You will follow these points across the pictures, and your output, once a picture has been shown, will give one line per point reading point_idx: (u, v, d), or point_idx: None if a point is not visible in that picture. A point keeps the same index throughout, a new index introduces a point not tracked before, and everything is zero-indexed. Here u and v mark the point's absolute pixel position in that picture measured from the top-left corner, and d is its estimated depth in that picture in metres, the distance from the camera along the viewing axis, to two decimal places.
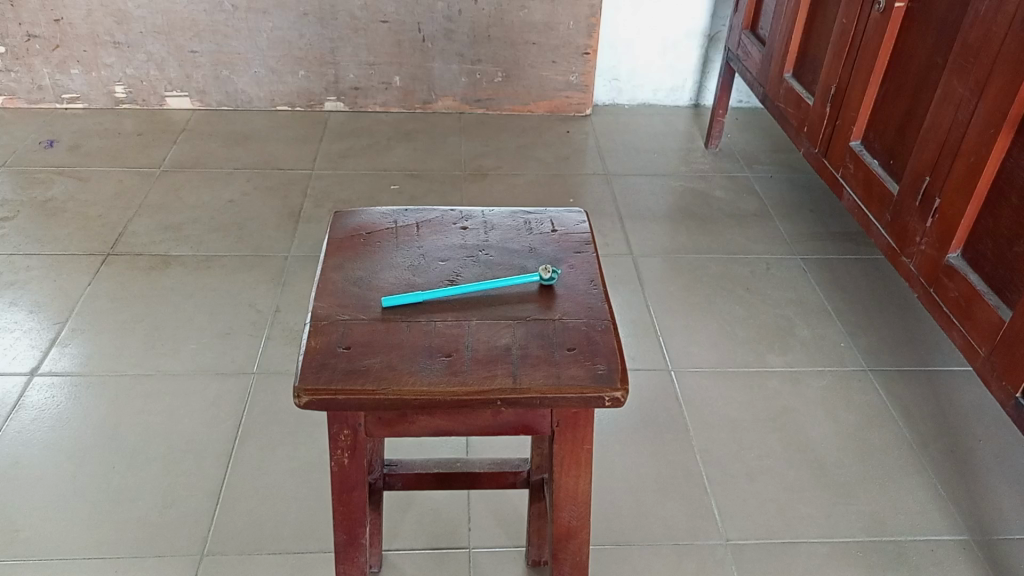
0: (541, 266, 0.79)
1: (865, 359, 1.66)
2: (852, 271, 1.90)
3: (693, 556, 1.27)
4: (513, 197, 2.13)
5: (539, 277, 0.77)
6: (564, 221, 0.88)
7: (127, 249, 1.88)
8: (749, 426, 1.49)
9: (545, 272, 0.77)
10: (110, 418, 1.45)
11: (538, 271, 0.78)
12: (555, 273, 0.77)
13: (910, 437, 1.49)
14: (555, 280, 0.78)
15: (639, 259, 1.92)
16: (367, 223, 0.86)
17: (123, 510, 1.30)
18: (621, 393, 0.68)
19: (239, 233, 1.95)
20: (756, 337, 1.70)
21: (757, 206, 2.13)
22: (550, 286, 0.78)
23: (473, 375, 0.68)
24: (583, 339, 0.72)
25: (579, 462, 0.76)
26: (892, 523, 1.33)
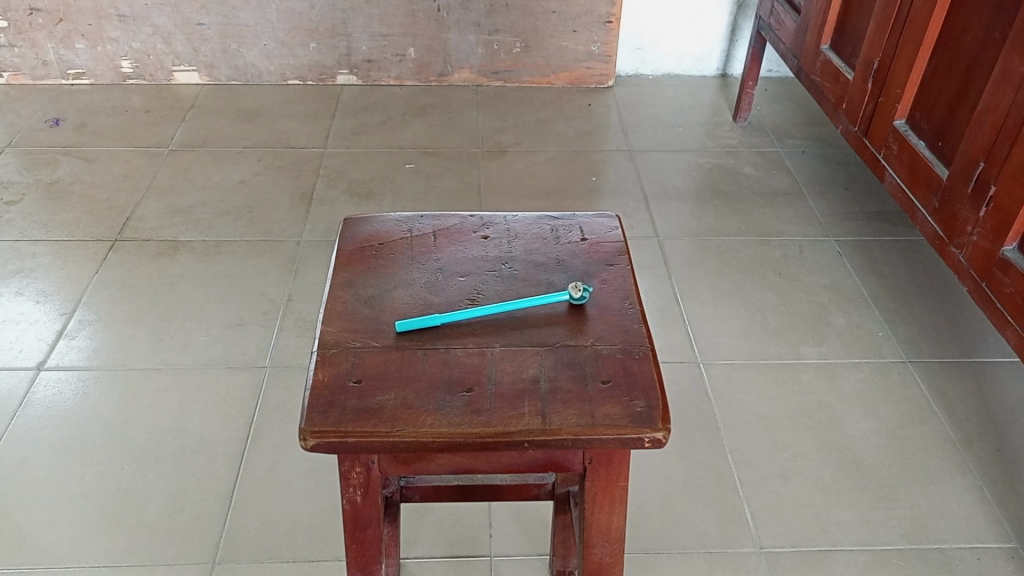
0: (571, 283, 0.72)
1: (904, 350, 1.58)
2: (890, 254, 1.81)
3: (725, 565, 1.21)
4: (534, 176, 2.05)
5: (568, 296, 0.70)
6: (595, 227, 0.81)
7: (134, 234, 1.82)
8: (783, 423, 1.42)
9: (575, 291, 0.70)
10: (118, 415, 1.40)
11: (567, 288, 0.71)
12: (586, 292, 0.70)
13: (953, 435, 1.41)
14: (586, 300, 0.70)
15: (666, 242, 1.84)
16: (379, 232, 0.79)
17: (133, 514, 1.25)
18: (662, 434, 0.61)
19: (250, 216, 1.88)
20: (789, 326, 1.62)
21: (788, 184, 2.04)
22: (580, 306, 0.70)
23: (497, 415, 0.61)
24: (619, 369, 0.65)
25: (613, 498, 0.70)
26: (935, 529, 1.27)
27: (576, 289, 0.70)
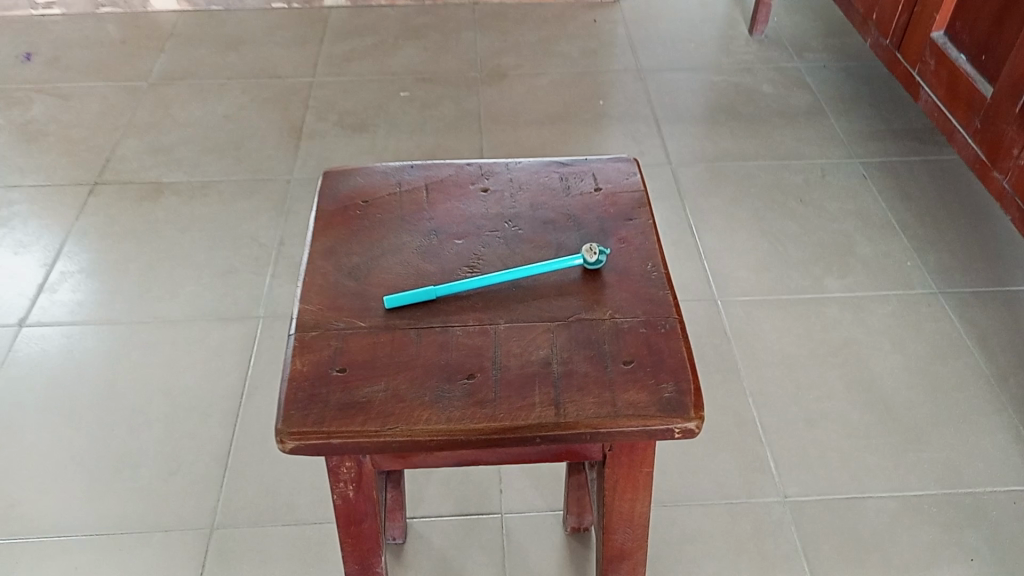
0: (585, 244, 0.63)
1: (934, 279, 1.49)
2: (919, 176, 1.70)
3: (748, 516, 1.15)
4: (537, 101, 1.92)
5: (582, 260, 0.61)
6: (610, 173, 0.71)
7: (115, 176, 1.72)
8: (807, 363, 1.35)
9: (590, 254, 0.61)
10: (106, 373, 1.33)
11: (580, 251, 0.62)
12: (602, 254, 0.61)
13: (987, 371, 1.33)
14: (602, 263, 0.62)
15: (679, 169, 1.72)
16: (365, 187, 0.70)
17: (127, 479, 1.19)
18: (695, 424, 0.53)
19: (238, 153, 1.78)
20: (811, 258, 1.53)
21: (809, 102, 1.91)
22: (596, 270, 0.61)
23: (504, 407, 0.53)
24: (643, 347, 0.56)
25: (636, 485, 0.63)
26: (968, 472, 1.20)
27: (591, 253, 0.61)
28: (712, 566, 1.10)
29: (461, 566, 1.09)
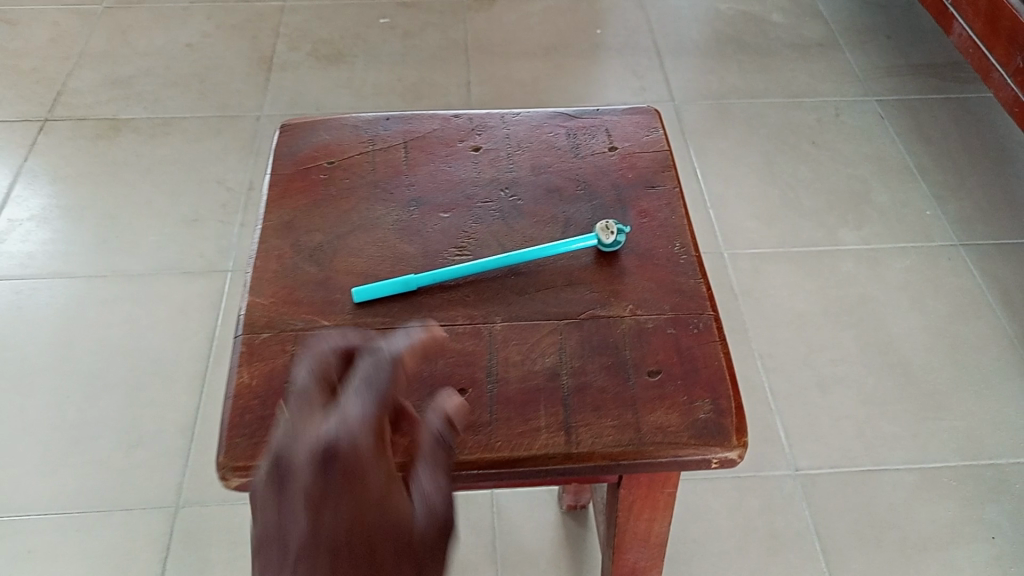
0: (601, 221, 0.60)
1: (955, 230, 1.38)
2: (940, 115, 1.58)
3: (757, 492, 1.07)
4: (529, 30, 1.77)
5: (596, 240, 0.58)
6: (628, 129, 0.69)
7: (68, 112, 1.57)
8: (821, 322, 1.25)
9: (606, 234, 0.58)
10: (59, 333, 1.22)
11: (595, 229, 0.59)
12: (619, 235, 0.59)
13: (1011, 331, 1.24)
14: (620, 243, 0.59)
15: (682, 106, 1.59)
16: (331, 143, 0.67)
17: (83, 451, 1.10)
18: (737, 454, 0.49)
19: (202, 86, 1.63)
20: (825, 205, 1.42)
21: (822, 33, 1.77)
22: (611, 251, 0.59)
23: (502, 433, 0.49)
24: (670, 353, 0.53)
25: (657, 506, 0.54)
26: (991, 442, 1.12)
27: (607, 233, 0.58)
28: (719, 546, 1.02)
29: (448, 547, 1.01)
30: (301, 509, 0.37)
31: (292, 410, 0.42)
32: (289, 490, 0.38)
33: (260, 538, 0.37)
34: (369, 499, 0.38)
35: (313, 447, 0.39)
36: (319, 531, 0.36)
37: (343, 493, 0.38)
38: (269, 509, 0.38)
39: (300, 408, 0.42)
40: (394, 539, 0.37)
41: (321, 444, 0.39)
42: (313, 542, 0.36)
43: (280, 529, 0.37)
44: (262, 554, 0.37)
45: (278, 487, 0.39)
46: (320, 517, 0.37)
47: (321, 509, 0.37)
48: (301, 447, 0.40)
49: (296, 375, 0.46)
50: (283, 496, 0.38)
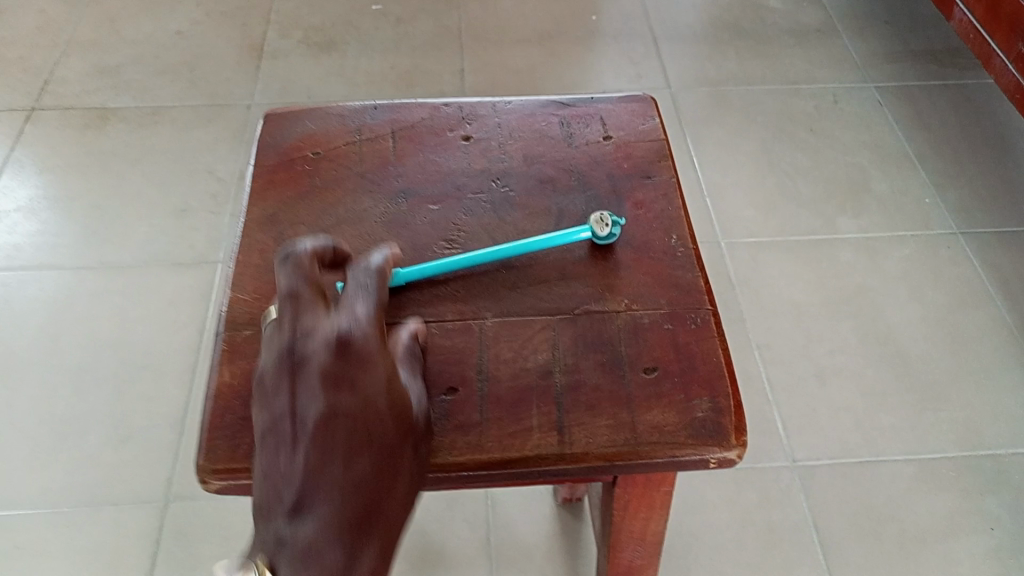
0: (595, 212, 0.58)
1: (954, 219, 1.37)
2: (939, 102, 1.56)
3: (754, 484, 1.06)
4: (524, 16, 1.75)
5: (590, 233, 0.57)
6: (622, 118, 0.67)
7: (55, 101, 1.54)
8: (818, 312, 1.24)
9: (600, 227, 0.57)
10: (47, 326, 1.20)
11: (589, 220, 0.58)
12: (614, 228, 0.57)
13: (1010, 321, 1.23)
14: (614, 236, 0.57)
15: (679, 94, 1.57)
16: (317, 133, 0.65)
17: (71, 446, 1.08)
18: (735, 454, 0.47)
19: (191, 75, 1.60)
20: (823, 194, 1.40)
21: (820, 19, 1.75)
22: (606, 243, 0.57)
23: (492, 434, 0.48)
24: (667, 350, 0.51)
25: (653, 505, 0.53)
26: (990, 433, 1.11)
27: (602, 226, 0.57)
28: (716, 540, 1.01)
29: (443, 542, 1.00)
30: (318, 392, 0.43)
31: (293, 299, 0.46)
32: (305, 376, 0.44)
33: (275, 409, 0.44)
34: (375, 389, 0.45)
35: (326, 340, 0.44)
36: (336, 413, 0.43)
37: (355, 383, 0.44)
38: (283, 383, 0.44)
39: (302, 298, 0.46)
40: (397, 422, 0.45)
41: (335, 338, 0.44)
42: (329, 420, 0.43)
43: (296, 406, 0.43)
44: (280, 422, 0.43)
45: (293, 370, 0.44)
46: (337, 400, 0.43)
47: (335, 394, 0.43)
48: (314, 340, 0.45)
49: (280, 267, 0.49)
50: (298, 377, 0.44)
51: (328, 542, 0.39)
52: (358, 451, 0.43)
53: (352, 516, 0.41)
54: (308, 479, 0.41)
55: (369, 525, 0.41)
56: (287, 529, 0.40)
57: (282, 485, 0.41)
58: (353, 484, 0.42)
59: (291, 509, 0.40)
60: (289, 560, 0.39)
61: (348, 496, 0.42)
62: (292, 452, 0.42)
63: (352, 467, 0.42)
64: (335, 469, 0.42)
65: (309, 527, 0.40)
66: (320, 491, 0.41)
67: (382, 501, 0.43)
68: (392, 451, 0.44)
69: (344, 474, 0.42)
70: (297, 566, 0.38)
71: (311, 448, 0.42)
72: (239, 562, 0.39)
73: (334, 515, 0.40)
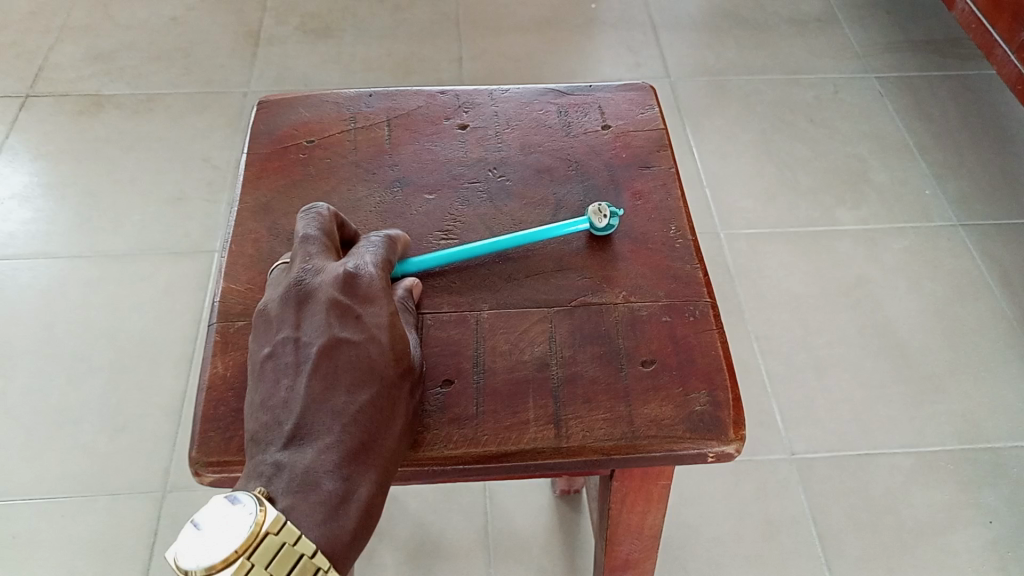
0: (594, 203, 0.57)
1: (953, 210, 1.37)
2: (939, 93, 1.55)
3: (752, 476, 1.06)
4: (522, 4, 1.73)
5: (588, 224, 0.56)
6: (621, 107, 0.66)
7: (49, 87, 1.53)
8: (817, 303, 1.23)
9: (597, 219, 0.56)
10: (42, 314, 1.20)
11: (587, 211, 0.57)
12: (612, 218, 0.56)
13: (1009, 313, 1.23)
14: (612, 227, 0.57)
15: (678, 83, 1.56)
16: (312, 121, 0.64)
17: (66, 436, 1.07)
18: (733, 447, 0.47)
19: (187, 61, 1.59)
20: (823, 184, 1.40)
21: (821, 8, 1.74)
22: (604, 235, 0.56)
23: (488, 426, 0.47)
24: (665, 343, 0.51)
25: (650, 499, 0.53)
26: (988, 425, 1.11)
27: (599, 217, 0.56)
28: (713, 531, 1.01)
29: (439, 533, 0.99)
30: (324, 323, 0.47)
31: (305, 247, 0.51)
32: (311, 312, 0.48)
33: (281, 339, 0.47)
34: (377, 325, 0.48)
35: (334, 277, 0.49)
36: (338, 345, 0.46)
37: (358, 317, 0.48)
38: (290, 316, 0.48)
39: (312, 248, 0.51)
40: (398, 359, 0.47)
41: (341, 277, 0.49)
42: (331, 353, 0.46)
43: (302, 338, 0.47)
44: (286, 354, 0.46)
45: (300, 303, 0.48)
46: (340, 333, 0.47)
47: (340, 327, 0.47)
48: (323, 277, 0.49)
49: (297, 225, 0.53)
50: (305, 310, 0.48)
51: (324, 467, 0.42)
52: (358, 383, 0.45)
53: (350, 445, 0.43)
54: (309, 404, 0.44)
55: (367, 455, 0.43)
56: (285, 455, 0.42)
57: (284, 414, 0.44)
58: (352, 413, 0.44)
59: (292, 438, 0.43)
60: (286, 484, 0.41)
61: (347, 426, 0.44)
62: (294, 381, 0.45)
63: (352, 397, 0.45)
64: (334, 399, 0.44)
65: (309, 452, 0.42)
66: (319, 417, 0.44)
67: (380, 434, 0.44)
68: (392, 387, 0.46)
69: (344, 403, 0.44)
70: (295, 488, 0.41)
71: (313, 378, 0.45)
72: (239, 488, 0.41)
73: (332, 443, 0.43)
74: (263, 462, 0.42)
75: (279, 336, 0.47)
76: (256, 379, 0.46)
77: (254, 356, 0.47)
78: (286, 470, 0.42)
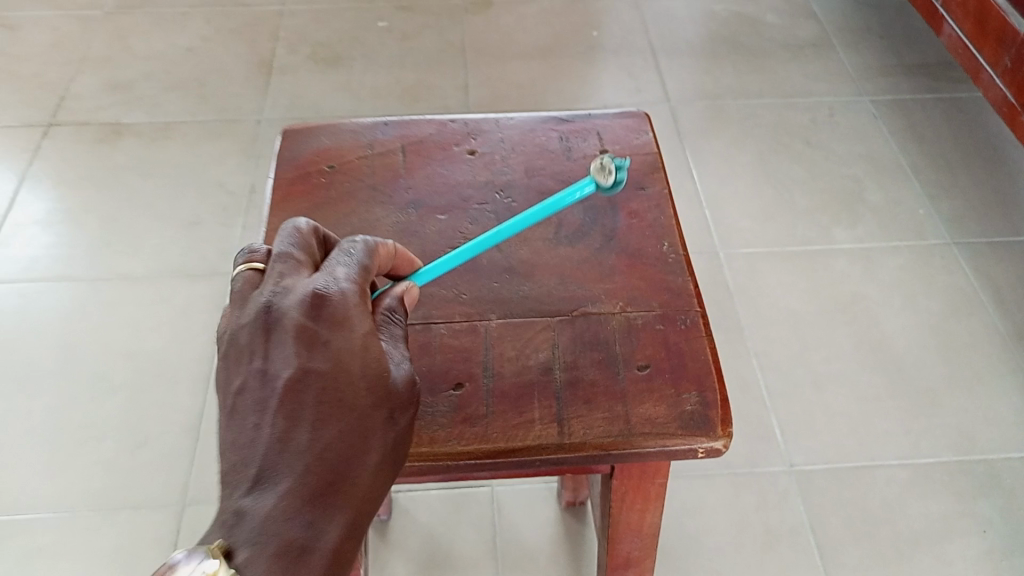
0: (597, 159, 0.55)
1: (947, 229, 1.40)
2: (933, 115, 1.60)
3: (752, 487, 1.09)
4: (526, 31, 1.79)
5: (594, 185, 0.54)
6: (618, 133, 0.70)
7: (70, 117, 1.58)
8: (814, 320, 1.27)
9: (604, 178, 0.54)
10: (64, 335, 1.24)
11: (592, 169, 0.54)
12: (616, 173, 0.54)
13: (1003, 328, 1.26)
14: (620, 178, 0.54)
15: (678, 107, 1.61)
16: (331, 148, 0.69)
17: (88, 451, 1.11)
18: (721, 443, 0.50)
19: (202, 90, 1.65)
20: (820, 205, 1.44)
21: (816, 33, 1.79)
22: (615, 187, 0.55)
23: (497, 425, 0.51)
24: (659, 348, 0.54)
25: (648, 497, 0.57)
26: (983, 437, 1.14)
27: (605, 174, 0.54)
28: (715, 542, 1.04)
29: (449, 543, 1.03)
30: (291, 353, 0.46)
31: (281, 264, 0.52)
32: (278, 341, 0.47)
33: (248, 372, 0.47)
34: (346, 351, 0.47)
35: (301, 299, 0.48)
36: (304, 378, 0.46)
37: (327, 344, 0.47)
38: (257, 345, 0.47)
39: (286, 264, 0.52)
40: (369, 392, 0.47)
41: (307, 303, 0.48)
42: (298, 388, 0.45)
43: (269, 370, 0.46)
44: (253, 388, 0.46)
45: (268, 331, 0.48)
46: (307, 367, 0.46)
47: (308, 357, 0.47)
48: (291, 300, 0.48)
49: (276, 240, 0.54)
50: (272, 339, 0.47)
51: (287, 511, 0.42)
52: (324, 419, 0.45)
53: (314, 488, 0.43)
54: (274, 444, 0.44)
55: (333, 497, 0.44)
56: (249, 500, 0.42)
57: (248, 455, 0.44)
58: (318, 452, 0.44)
59: (255, 482, 0.43)
60: (247, 532, 0.41)
61: (312, 468, 0.44)
62: (260, 419, 0.45)
63: (318, 437, 0.44)
64: (299, 438, 0.44)
65: (271, 498, 0.42)
66: (284, 460, 0.43)
67: (346, 471, 0.44)
68: (361, 420, 0.46)
69: (308, 443, 0.44)
70: (255, 537, 0.41)
71: (279, 414, 0.45)
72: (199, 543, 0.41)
73: (295, 487, 0.43)
74: (227, 507, 0.43)
75: (246, 367, 0.47)
76: (223, 415, 0.46)
77: (224, 388, 0.47)
78: (249, 517, 0.42)
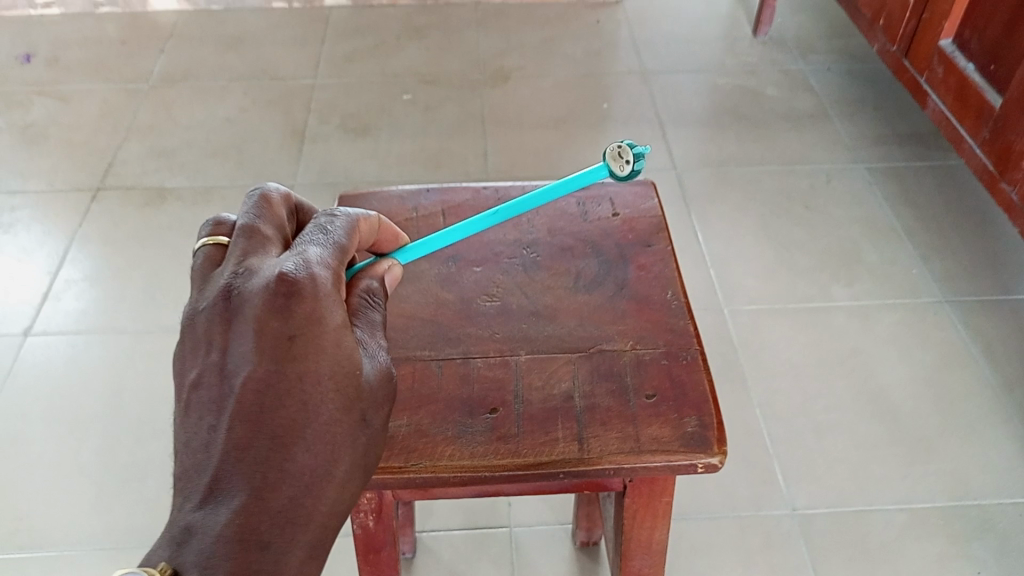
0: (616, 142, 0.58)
1: (939, 287, 1.49)
2: (924, 181, 1.70)
3: (757, 529, 1.15)
4: (541, 103, 1.92)
5: (608, 171, 0.58)
6: (628, 198, 0.80)
7: (117, 181, 1.71)
8: (815, 372, 1.35)
9: (621, 166, 0.57)
10: (111, 383, 1.33)
11: (608, 154, 0.58)
12: (635, 158, 0.57)
13: (993, 380, 1.33)
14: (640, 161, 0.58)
15: (684, 173, 1.72)
16: (378, 210, 0.79)
17: (133, 490, 1.19)
18: (718, 459, 0.58)
19: (239, 157, 1.77)
20: (819, 264, 1.53)
21: (814, 105, 1.91)
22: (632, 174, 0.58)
23: (526, 442, 0.59)
24: (664, 379, 0.63)
25: (657, 513, 0.64)
26: (975, 483, 1.20)
27: (620, 164, 0.57)
28: None
29: None
30: (249, 350, 0.50)
31: (247, 245, 0.56)
32: (236, 339, 0.51)
33: (207, 365, 0.51)
34: (310, 352, 0.50)
35: (263, 287, 0.51)
36: (260, 382, 0.49)
37: (292, 339, 0.50)
38: (218, 337, 0.52)
39: (254, 244, 0.56)
40: (336, 395, 0.50)
41: (273, 284, 0.51)
42: (256, 392, 0.49)
43: (228, 367, 0.50)
44: (211, 383, 0.51)
45: (229, 323, 0.52)
46: (268, 369, 0.50)
47: (267, 358, 0.50)
48: (254, 286, 0.52)
49: (245, 212, 0.58)
50: (231, 332, 0.51)
51: (236, 528, 0.47)
52: (282, 431, 0.49)
53: (266, 504, 0.47)
54: (229, 453, 0.48)
55: (289, 514, 0.48)
56: (199, 515, 0.47)
57: (203, 463, 0.48)
58: (274, 467, 0.48)
59: (209, 493, 0.48)
60: (196, 550, 0.46)
61: (263, 484, 0.48)
62: (217, 422, 0.49)
63: (274, 450, 0.48)
64: (253, 450, 0.48)
65: (221, 516, 0.47)
66: (237, 474, 0.48)
67: (302, 486, 0.49)
68: (325, 425, 0.50)
69: (262, 457, 0.48)
70: (204, 553, 0.46)
71: (236, 421, 0.49)
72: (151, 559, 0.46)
73: (244, 504, 0.47)
74: (180, 519, 0.47)
75: (205, 361, 0.51)
76: (183, 408, 0.51)
77: (185, 378, 0.52)
78: (197, 531, 0.47)
